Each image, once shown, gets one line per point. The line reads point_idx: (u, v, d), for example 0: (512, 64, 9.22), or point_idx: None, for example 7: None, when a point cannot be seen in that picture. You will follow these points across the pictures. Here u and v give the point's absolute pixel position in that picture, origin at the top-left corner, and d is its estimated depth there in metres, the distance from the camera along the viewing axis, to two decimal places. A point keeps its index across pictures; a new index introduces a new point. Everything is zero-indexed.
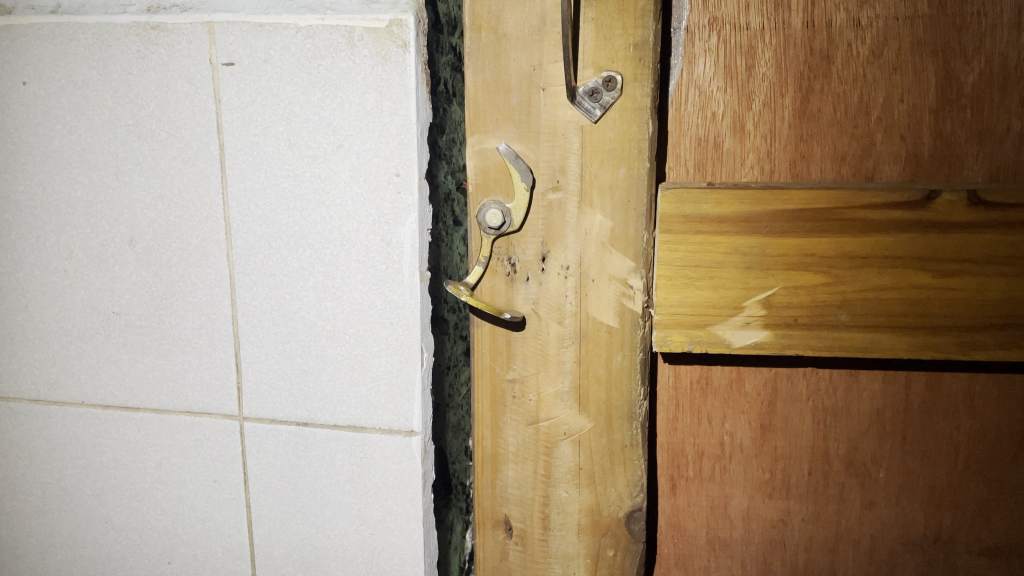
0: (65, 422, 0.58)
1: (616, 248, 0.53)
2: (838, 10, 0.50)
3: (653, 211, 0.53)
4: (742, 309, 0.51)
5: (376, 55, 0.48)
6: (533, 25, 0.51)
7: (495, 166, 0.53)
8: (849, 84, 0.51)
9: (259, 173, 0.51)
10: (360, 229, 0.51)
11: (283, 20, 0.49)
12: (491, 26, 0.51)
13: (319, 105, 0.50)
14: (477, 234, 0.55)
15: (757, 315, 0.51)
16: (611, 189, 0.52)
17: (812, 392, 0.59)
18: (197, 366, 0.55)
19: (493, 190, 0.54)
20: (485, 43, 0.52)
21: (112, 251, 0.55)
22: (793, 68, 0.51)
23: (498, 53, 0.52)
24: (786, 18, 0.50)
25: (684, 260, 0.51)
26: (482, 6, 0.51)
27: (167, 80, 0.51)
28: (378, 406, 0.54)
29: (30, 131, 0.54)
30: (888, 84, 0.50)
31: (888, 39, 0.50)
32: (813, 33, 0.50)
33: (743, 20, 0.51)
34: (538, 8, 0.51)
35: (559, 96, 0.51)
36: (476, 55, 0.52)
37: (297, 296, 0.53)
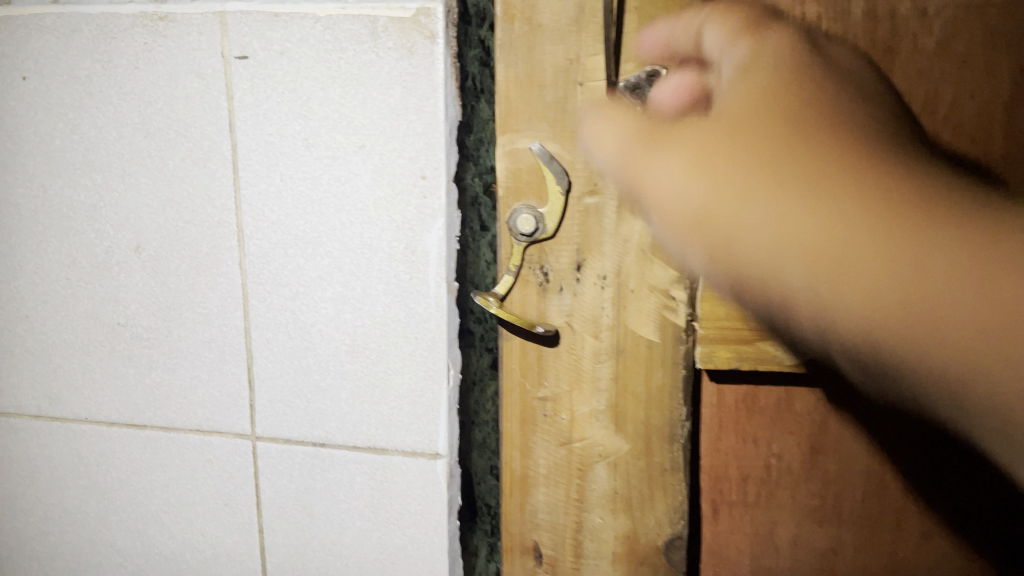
0: (69, 440, 0.55)
1: (657, 256, 0.49)
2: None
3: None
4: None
5: (402, 47, 0.44)
6: (570, 15, 0.47)
7: (527, 168, 0.49)
8: (913, 80, 0.43)
9: (274, 176, 0.48)
10: (383, 236, 0.47)
11: (301, 9, 0.45)
12: (525, 18, 0.47)
13: (340, 102, 0.46)
14: (508, 240, 0.51)
15: None
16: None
17: (867, 414, 0.53)
18: (207, 382, 0.52)
19: (525, 194, 0.50)
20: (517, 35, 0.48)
21: (118, 258, 0.51)
22: None
23: (532, 46, 0.47)
24: (843, 7, 0.43)
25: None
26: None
27: (176, 74, 0.47)
28: (400, 427, 0.50)
29: (30, 130, 0.50)
30: (957, 81, 0.43)
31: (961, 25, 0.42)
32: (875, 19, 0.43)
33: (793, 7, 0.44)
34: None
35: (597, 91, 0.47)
36: (508, 49, 0.48)
37: (313, 308, 0.49)
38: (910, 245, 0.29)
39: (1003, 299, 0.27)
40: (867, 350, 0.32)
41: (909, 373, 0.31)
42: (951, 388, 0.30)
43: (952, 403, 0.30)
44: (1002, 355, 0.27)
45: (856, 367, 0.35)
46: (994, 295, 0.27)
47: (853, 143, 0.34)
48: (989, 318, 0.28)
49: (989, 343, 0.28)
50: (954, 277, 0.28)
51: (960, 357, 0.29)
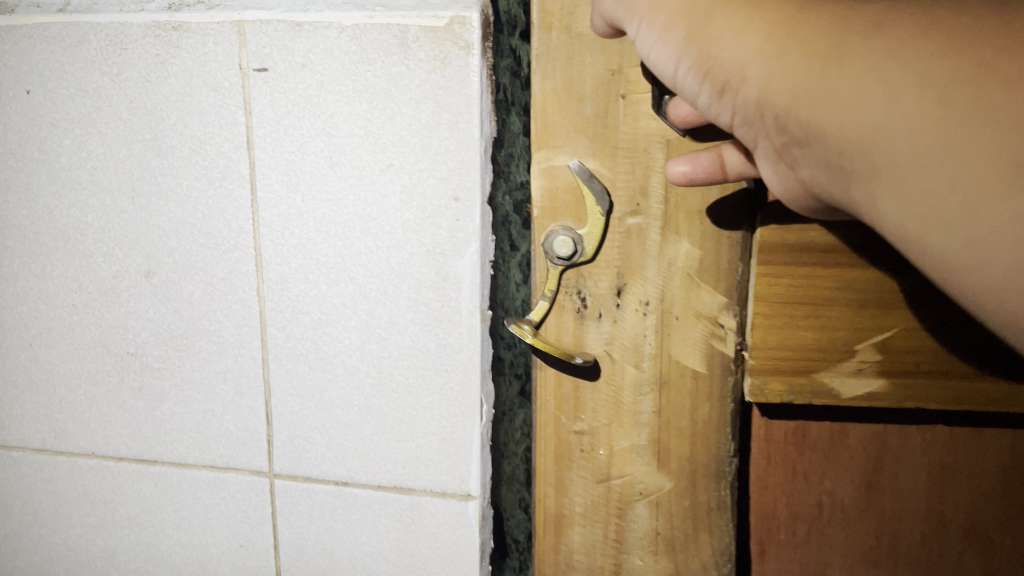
0: (75, 476, 0.51)
1: (705, 282, 0.44)
2: None
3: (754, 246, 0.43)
4: (854, 352, 0.43)
5: (434, 59, 0.41)
6: None
7: (564, 187, 0.44)
8: None
9: (295, 197, 0.44)
10: (411, 262, 0.44)
11: (325, 18, 0.42)
12: (563, 25, 0.41)
13: (366, 117, 0.43)
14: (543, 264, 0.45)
15: (872, 359, 0.43)
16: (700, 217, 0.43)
17: (927, 445, 0.49)
18: (221, 416, 0.48)
19: (561, 215, 0.44)
20: (557, 42, 0.42)
21: (127, 284, 0.48)
22: None
23: (572, 52, 0.42)
24: None
25: (784, 296, 0.43)
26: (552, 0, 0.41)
27: (190, 88, 0.44)
28: (428, 465, 0.46)
29: (34, 148, 0.47)
30: None
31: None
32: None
33: None
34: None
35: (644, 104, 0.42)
36: (544, 57, 0.42)
37: (336, 338, 0.46)
38: (865, 68, 0.28)
39: (959, 101, 0.27)
40: (835, 128, 0.30)
41: (845, 157, 0.30)
42: (911, 212, 0.29)
43: (920, 226, 0.29)
44: (955, 176, 0.27)
45: (811, 174, 0.33)
46: (957, 85, 0.27)
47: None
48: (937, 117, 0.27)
49: (947, 164, 0.27)
50: (914, 76, 0.27)
51: (939, 165, 0.28)
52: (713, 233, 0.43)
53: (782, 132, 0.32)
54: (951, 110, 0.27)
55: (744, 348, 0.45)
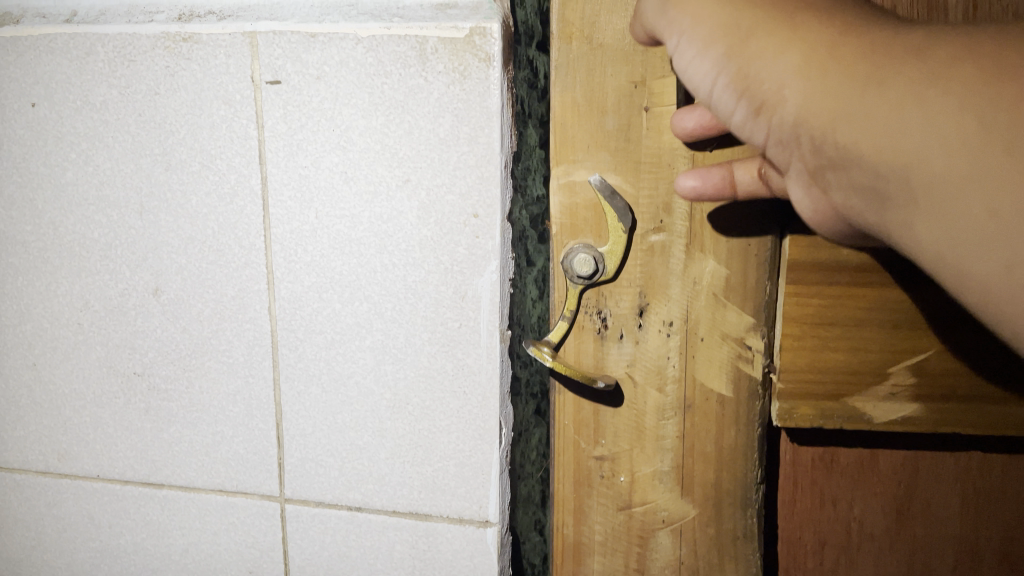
0: (79, 499, 0.50)
1: (732, 301, 0.42)
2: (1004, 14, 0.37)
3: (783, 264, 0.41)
4: (888, 376, 0.41)
5: (453, 71, 0.40)
6: None
7: (585, 203, 0.42)
8: None
9: (308, 213, 0.43)
10: (429, 280, 0.43)
11: (341, 29, 0.40)
12: (584, 36, 0.40)
13: (383, 131, 0.41)
14: (562, 283, 0.43)
15: (906, 383, 0.41)
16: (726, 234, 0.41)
17: (961, 471, 0.47)
18: (231, 439, 0.47)
19: (581, 232, 0.42)
20: (578, 52, 0.40)
21: (134, 302, 0.46)
22: None
23: (593, 63, 0.40)
24: None
25: (817, 319, 0.41)
26: (572, 9, 0.40)
27: (201, 101, 0.43)
28: (445, 490, 0.45)
29: (39, 162, 0.46)
30: None
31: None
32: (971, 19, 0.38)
33: None
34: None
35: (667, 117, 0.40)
36: (564, 66, 0.40)
37: (350, 358, 0.44)
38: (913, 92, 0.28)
39: (1013, 124, 0.25)
40: (871, 151, 0.29)
41: (883, 179, 0.29)
42: (952, 239, 0.28)
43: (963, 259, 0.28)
44: (995, 202, 0.26)
45: (843, 200, 0.32)
46: (1002, 111, 0.26)
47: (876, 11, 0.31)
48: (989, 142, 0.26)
49: (994, 189, 0.26)
50: (964, 100, 0.26)
51: (975, 189, 0.27)
52: (740, 249, 0.41)
53: (816, 153, 0.32)
54: (1004, 132, 0.26)
55: (772, 370, 0.43)
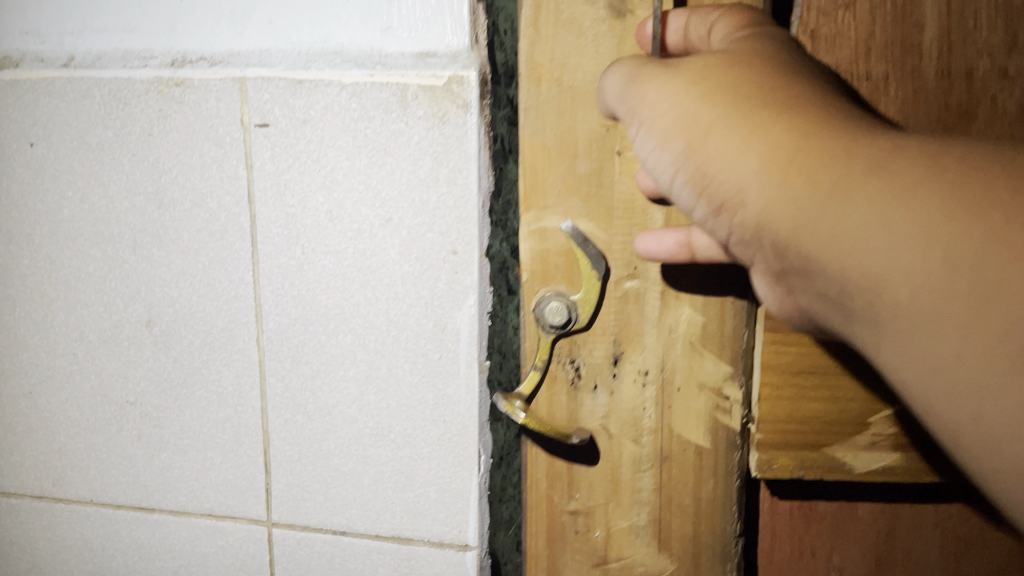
0: (73, 523, 0.51)
1: (708, 350, 0.43)
2: (980, 56, 0.39)
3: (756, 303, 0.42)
4: (867, 425, 0.42)
5: (432, 116, 0.42)
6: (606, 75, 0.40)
7: (556, 250, 0.43)
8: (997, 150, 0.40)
9: (295, 249, 0.45)
10: (410, 313, 0.44)
11: (326, 75, 0.43)
12: (554, 77, 0.41)
13: (366, 172, 0.43)
14: (534, 331, 0.44)
15: (885, 432, 0.42)
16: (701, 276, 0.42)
17: (941, 517, 0.46)
18: (220, 465, 0.49)
19: (555, 283, 0.43)
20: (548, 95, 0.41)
21: (127, 333, 0.48)
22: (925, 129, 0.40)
23: (566, 107, 0.41)
24: (918, 66, 0.39)
25: (792, 366, 0.42)
26: (542, 52, 0.41)
27: (193, 142, 0.45)
28: (426, 515, 0.47)
29: (37, 199, 0.48)
30: None
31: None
32: (949, 65, 0.39)
33: (862, 67, 0.40)
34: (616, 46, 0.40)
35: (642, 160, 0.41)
36: (532, 110, 0.41)
37: (335, 388, 0.46)
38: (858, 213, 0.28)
39: (958, 269, 0.26)
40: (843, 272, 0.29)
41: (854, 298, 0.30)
42: (910, 365, 0.29)
43: (908, 373, 0.29)
44: (966, 348, 0.26)
45: (812, 297, 0.33)
46: (970, 259, 0.25)
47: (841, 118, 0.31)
48: (933, 277, 0.26)
49: (950, 331, 0.27)
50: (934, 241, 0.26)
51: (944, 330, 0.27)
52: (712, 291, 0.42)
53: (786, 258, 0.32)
54: (959, 281, 0.26)
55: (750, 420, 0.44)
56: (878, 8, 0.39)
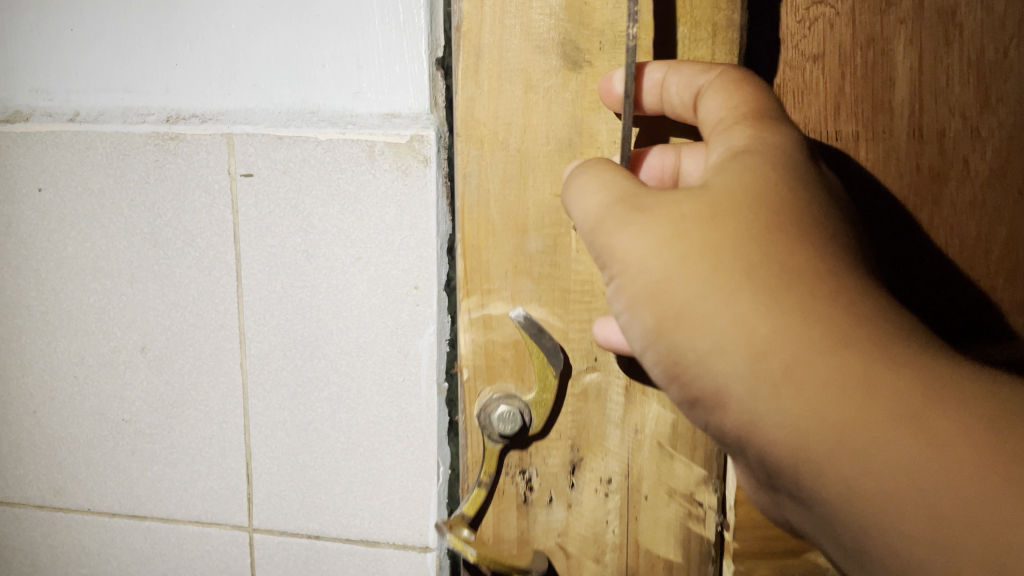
0: (71, 530, 0.57)
1: (675, 457, 0.46)
2: (952, 115, 0.44)
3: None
4: None
5: (397, 169, 0.48)
6: (558, 142, 0.43)
7: (509, 348, 0.46)
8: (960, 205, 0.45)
9: (275, 284, 0.51)
10: (377, 340, 0.50)
11: (303, 133, 0.48)
12: (501, 141, 0.43)
13: (338, 217, 0.49)
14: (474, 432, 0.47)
15: None
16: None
17: None
18: (206, 476, 0.54)
19: (501, 377, 0.46)
20: (500, 159, 0.43)
21: (123, 357, 0.54)
22: (895, 183, 0.45)
23: (513, 175, 0.44)
24: (889, 124, 0.44)
25: None
26: (485, 112, 0.43)
27: (185, 189, 0.51)
28: (391, 520, 0.52)
29: (44, 238, 0.53)
30: (1003, 201, 0.46)
31: (1011, 134, 0.45)
32: (920, 122, 0.44)
33: (836, 124, 0.44)
34: (570, 107, 0.43)
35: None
36: (476, 177, 0.44)
37: (310, 407, 0.52)
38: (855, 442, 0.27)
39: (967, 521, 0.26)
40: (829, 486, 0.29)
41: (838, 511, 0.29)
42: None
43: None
44: None
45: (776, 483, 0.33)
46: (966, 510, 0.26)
47: (835, 289, 0.30)
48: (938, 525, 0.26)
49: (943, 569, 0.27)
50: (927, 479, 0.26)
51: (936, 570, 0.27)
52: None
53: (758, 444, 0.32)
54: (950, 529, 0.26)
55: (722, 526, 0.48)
56: (848, 63, 0.44)
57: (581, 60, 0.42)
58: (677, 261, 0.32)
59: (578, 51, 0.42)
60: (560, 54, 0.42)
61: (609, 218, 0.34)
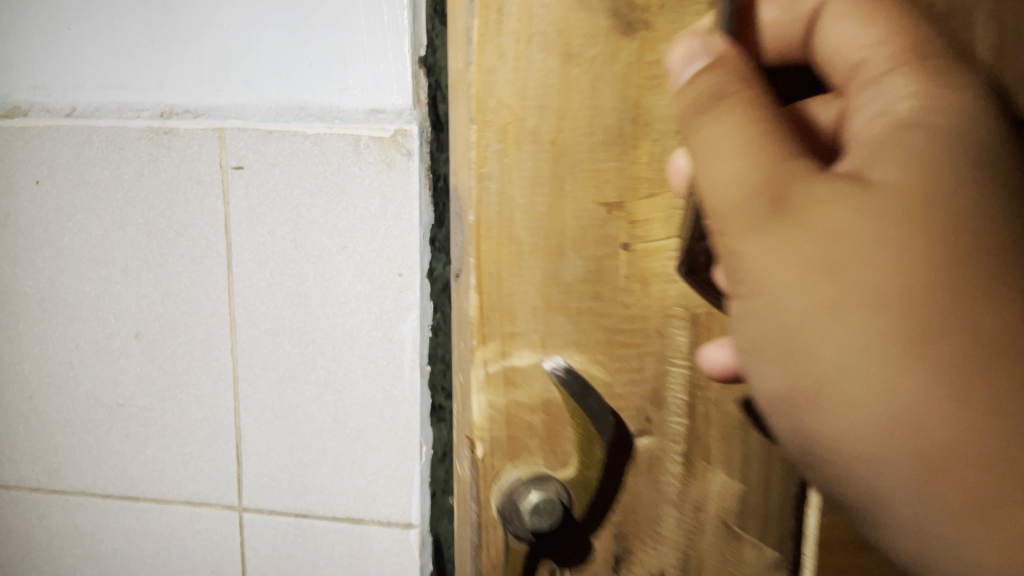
0: (66, 511, 0.59)
1: (739, 533, 0.40)
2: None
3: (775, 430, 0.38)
4: None
5: (381, 161, 0.50)
6: (601, 138, 0.35)
7: (543, 406, 0.39)
8: None
9: (264, 272, 0.53)
10: (362, 325, 0.53)
11: (292, 127, 0.51)
12: (526, 133, 0.35)
13: (325, 207, 0.52)
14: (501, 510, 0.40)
15: None
16: (715, 399, 0.39)
17: None
18: (198, 458, 0.56)
19: (527, 449, 0.39)
20: (529, 157, 0.35)
21: (118, 343, 0.56)
22: None
23: (545, 178, 0.36)
24: None
25: None
26: (511, 91, 0.35)
27: (179, 182, 0.53)
28: (375, 498, 0.55)
29: (41, 229, 0.55)
30: None
31: None
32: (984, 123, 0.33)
33: None
34: (618, 88, 0.34)
35: (642, 262, 0.37)
36: (497, 182, 0.36)
37: (298, 390, 0.54)
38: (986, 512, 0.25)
39: None
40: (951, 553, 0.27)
41: None
42: None
43: None
44: None
45: None
46: None
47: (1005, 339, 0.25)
48: None
49: None
50: None
51: None
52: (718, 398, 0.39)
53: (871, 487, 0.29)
54: None
55: None
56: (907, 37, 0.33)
57: (635, 23, 0.34)
58: (857, 318, 0.26)
59: (632, 11, 0.33)
60: (611, 12, 0.33)
61: (738, 217, 0.28)
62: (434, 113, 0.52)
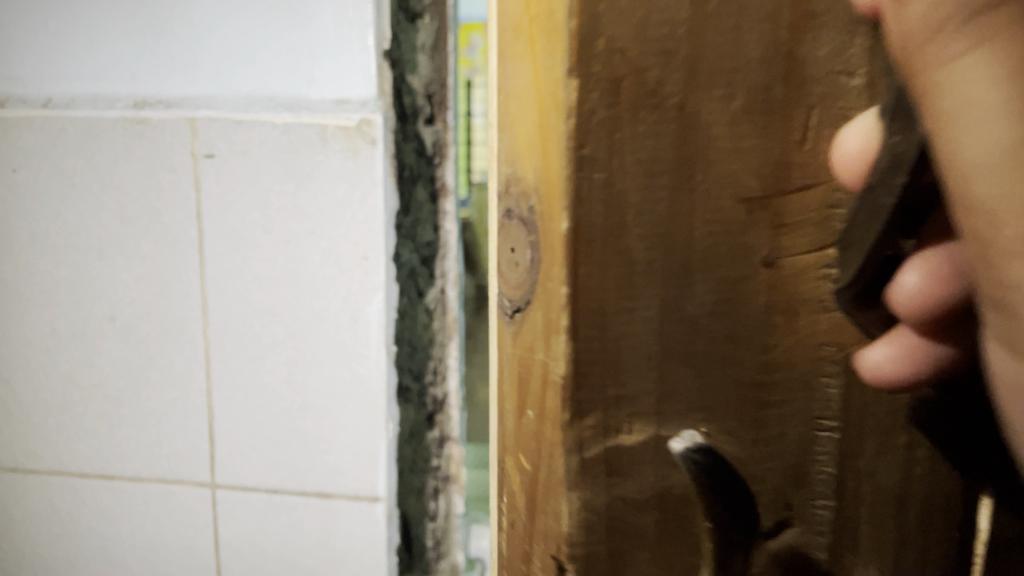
0: (44, 490, 0.61)
1: None
2: None
3: (949, 497, 0.28)
4: None
5: (347, 150, 0.53)
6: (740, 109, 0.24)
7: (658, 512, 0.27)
8: None
9: (235, 256, 0.55)
10: (330, 306, 0.55)
11: (261, 117, 0.53)
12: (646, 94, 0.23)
13: (294, 194, 0.54)
14: None
15: None
16: (867, 470, 0.27)
17: None
18: (172, 437, 0.59)
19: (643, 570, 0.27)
20: (648, 127, 0.24)
21: (94, 326, 0.58)
22: None
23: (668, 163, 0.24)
24: None
25: None
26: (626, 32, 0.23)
27: (151, 169, 0.55)
28: (343, 473, 0.57)
29: (18, 216, 0.57)
30: None
31: None
32: None
33: None
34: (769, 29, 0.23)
35: (792, 285, 0.26)
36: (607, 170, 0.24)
37: (268, 369, 0.57)
38: None
39: None
40: None
41: None
42: None
43: None
44: None
45: None
46: None
47: None
48: None
49: None
50: None
51: None
52: (886, 465, 0.28)
53: None
54: None
55: None
56: None
57: None
58: None
59: None
60: None
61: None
62: (398, 103, 0.54)
